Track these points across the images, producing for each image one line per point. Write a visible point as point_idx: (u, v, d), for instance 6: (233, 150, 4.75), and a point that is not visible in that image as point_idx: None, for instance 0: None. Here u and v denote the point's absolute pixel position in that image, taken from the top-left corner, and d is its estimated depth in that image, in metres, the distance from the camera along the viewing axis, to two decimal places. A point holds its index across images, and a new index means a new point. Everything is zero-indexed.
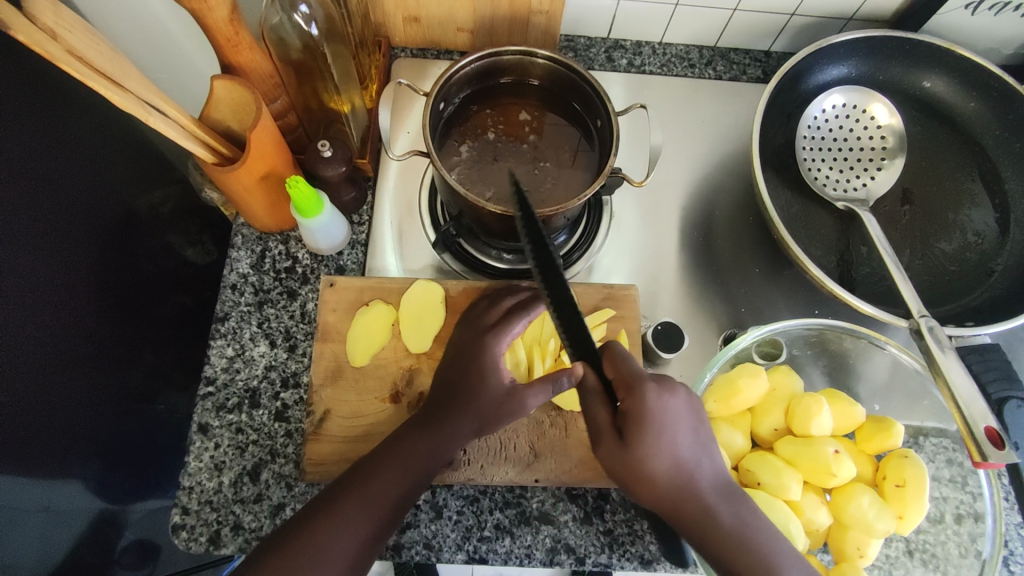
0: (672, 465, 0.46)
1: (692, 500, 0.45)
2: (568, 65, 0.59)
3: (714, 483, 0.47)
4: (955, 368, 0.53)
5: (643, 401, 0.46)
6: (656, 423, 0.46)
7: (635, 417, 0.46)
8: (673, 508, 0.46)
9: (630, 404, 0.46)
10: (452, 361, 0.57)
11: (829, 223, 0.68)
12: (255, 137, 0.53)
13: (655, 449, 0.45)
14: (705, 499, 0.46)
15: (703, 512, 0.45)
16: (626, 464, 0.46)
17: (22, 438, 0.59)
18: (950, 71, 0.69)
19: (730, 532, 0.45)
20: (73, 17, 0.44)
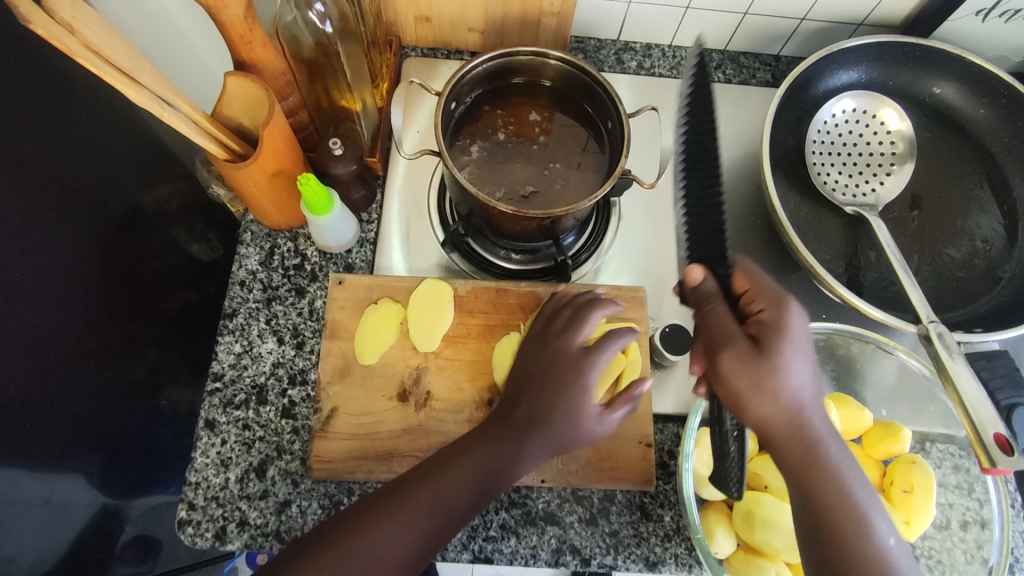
0: (799, 387, 0.45)
1: (806, 424, 0.45)
2: (580, 65, 0.59)
3: (823, 414, 0.47)
4: (964, 374, 0.53)
5: (782, 321, 0.46)
6: (795, 345, 0.46)
7: (774, 329, 0.46)
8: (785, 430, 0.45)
9: (772, 317, 0.46)
10: (524, 381, 0.54)
11: (837, 228, 0.68)
12: (268, 134, 0.53)
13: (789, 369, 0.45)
14: (817, 429, 0.45)
15: (813, 441, 0.45)
16: (758, 373, 0.44)
17: (26, 431, 0.60)
18: (960, 77, 0.69)
19: (832, 465, 0.45)
20: (89, 11, 0.44)
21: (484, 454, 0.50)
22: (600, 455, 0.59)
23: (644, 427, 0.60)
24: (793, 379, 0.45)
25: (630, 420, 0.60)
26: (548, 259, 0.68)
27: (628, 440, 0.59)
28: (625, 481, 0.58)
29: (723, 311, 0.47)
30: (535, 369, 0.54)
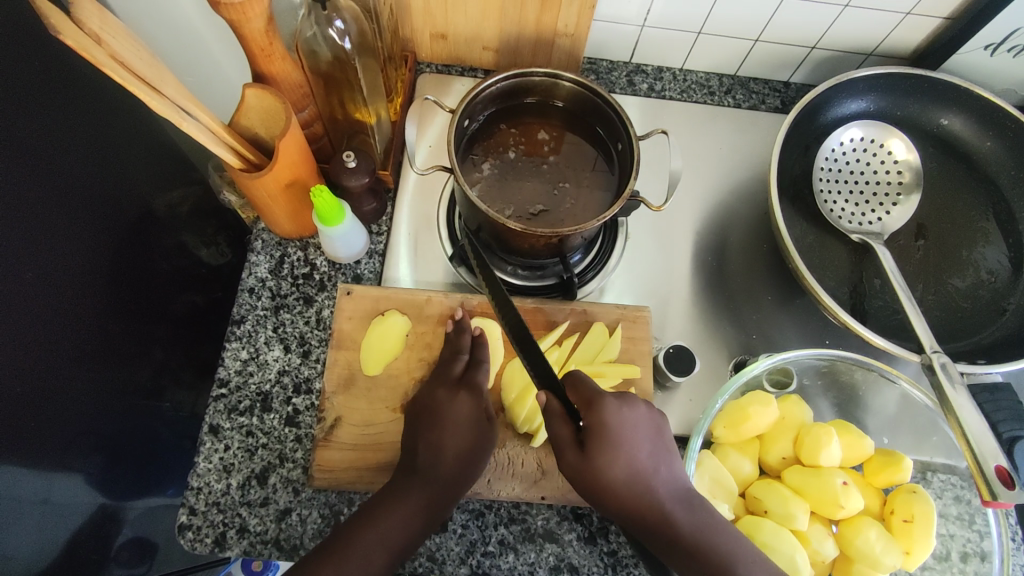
0: (624, 468, 0.50)
1: (646, 500, 0.50)
2: (593, 88, 0.60)
3: (672, 491, 0.51)
4: (967, 406, 0.54)
5: (603, 407, 0.52)
6: (618, 431, 0.51)
7: (599, 430, 0.51)
8: (632, 512, 0.50)
9: (594, 419, 0.52)
10: (417, 429, 0.57)
11: (843, 255, 0.68)
12: (284, 147, 0.54)
13: (616, 454, 0.50)
14: (664, 508, 0.50)
15: (661, 520, 0.49)
16: (586, 470, 0.50)
17: (29, 428, 0.60)
18: (968, 110, 0.69)
19: (693, 537, 0.48)
20: (116, 22, 0.45)
21: (406, 493, 0.54)
22: None
23: None
24: (616, 467, 0.50)
25: None
26: (554, 276, 0.68)
27: None
28: None
29: (561, 420, 0.52)
30: (412, 411, 0.59)
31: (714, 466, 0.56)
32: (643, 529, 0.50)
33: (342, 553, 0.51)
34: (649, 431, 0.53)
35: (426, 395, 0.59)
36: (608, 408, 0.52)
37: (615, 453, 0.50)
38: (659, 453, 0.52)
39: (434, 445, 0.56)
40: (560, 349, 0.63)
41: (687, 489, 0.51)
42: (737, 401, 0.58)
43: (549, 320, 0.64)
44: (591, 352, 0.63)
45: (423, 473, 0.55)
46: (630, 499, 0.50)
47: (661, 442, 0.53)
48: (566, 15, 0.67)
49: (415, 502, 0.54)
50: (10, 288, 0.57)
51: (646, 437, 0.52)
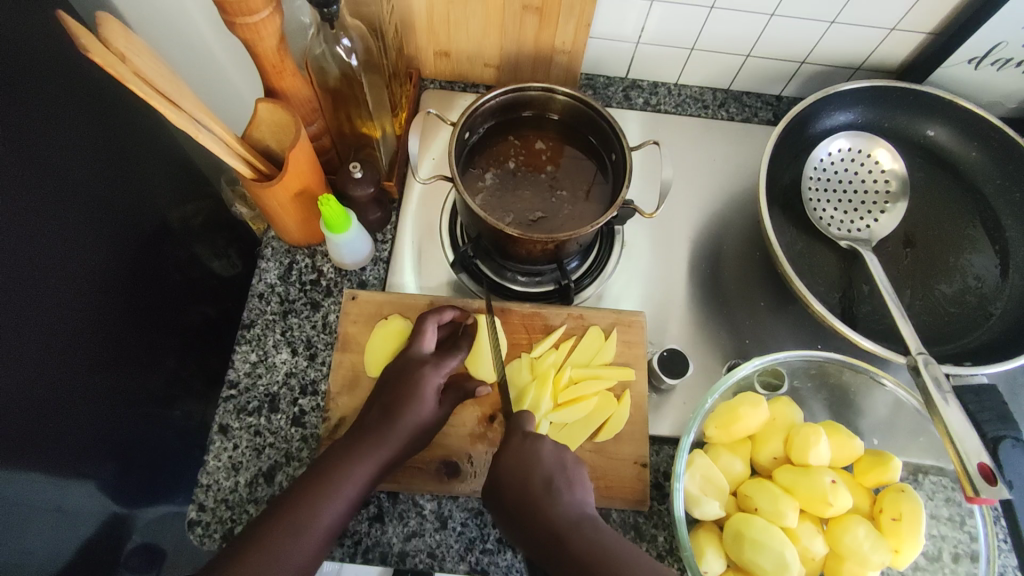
0: (523, 485, 0.51)
1: (541, 517, 0.49)
2: (587, 101, 0.63)
3: (569, 514, 0.50)
4: (950, 405, 0.55)
5: (510, 439, 0.55)
6: (521, 457, 0.53)
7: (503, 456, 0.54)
8: (530, 532, 0.50)
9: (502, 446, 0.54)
10: (378, 393, 0.59)
11: (833, 261, 0.70)
12: (293, 158, 0.57)
13: (513, 473, 0.52)
14: (557, 527, 0.49)
15: (550, 537, 0.49)
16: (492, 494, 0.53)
17: (46, 433, 0.62)
18: (953, 121, 0.72)
19: (584, 552, 0.47)
20: (140, 43, 0.48)
21: (363, 458, 0.54)
22: (596, 473, 0.60)
23: (640, 447, 0.61)
24: (510, 483, 0.52)
25: (626, 439, 0.62)
26: (552, 282, 0.71)
27: (624, 459, 0.61)
28: (620, 499, 0.60)
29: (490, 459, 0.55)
30: (392, 383, 0.58)
31: (706, 464, 0.58)
32: (539, 543, 0.49)
33: (293, 511, 0.50)
34: (549, 463, 0.53)
35: (407, 367, 0.59)
36: (514, 439, 0.55)
37: (515, 473, 0.52)
38: (557, 480, 0.52)
39: (405, 425, 0.56)
40: (558, 352, 0.64)
41: (587, 514, 0.50)
42: (727, 403, 0.60)
43: (546, 324, 0.66)
44: (590, 355, 0.65)
45: (386, 444, 0.55)
46: (527, 520, 0.50)
47: (561, 472, 0.52)
48: (563, 32, 0.70)
49: (369, 471, 0.54)
50: (30, 297, 0.60)
51: (543, 467, 0.52)
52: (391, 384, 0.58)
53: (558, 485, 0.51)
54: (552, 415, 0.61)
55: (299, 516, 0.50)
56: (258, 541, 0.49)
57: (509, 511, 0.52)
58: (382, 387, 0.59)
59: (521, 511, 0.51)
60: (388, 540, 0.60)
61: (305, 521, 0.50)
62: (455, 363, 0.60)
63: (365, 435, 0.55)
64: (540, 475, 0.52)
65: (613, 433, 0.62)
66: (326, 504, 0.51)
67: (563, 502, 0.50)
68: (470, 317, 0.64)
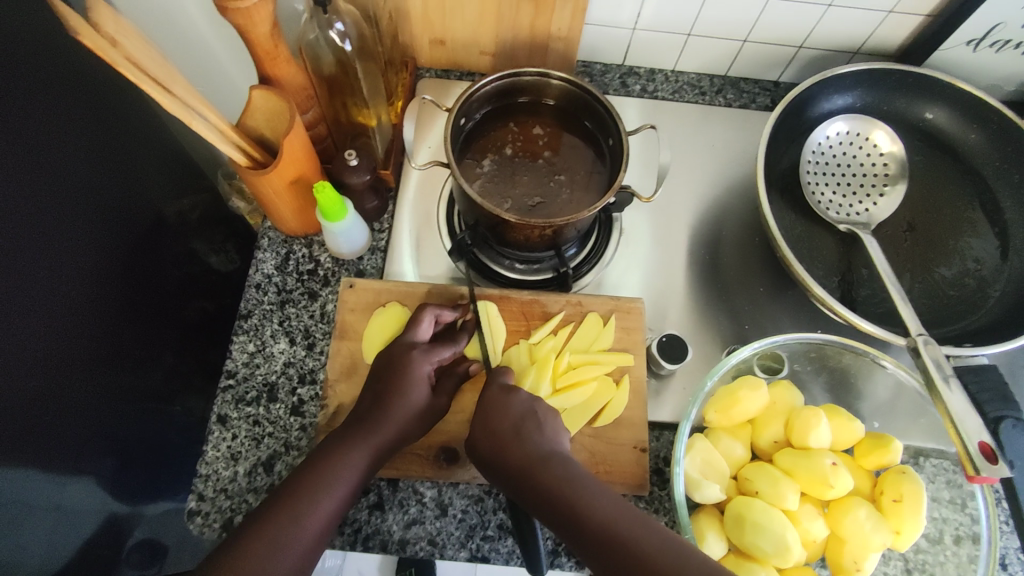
0: (495, 427, 0.52)
1: (509, 454, 0.50)
2: (583, 86, 0.63)
3: (540, 452, 0.50)
4: (951, 386, 0.55)
5: (486, 389, 0.56)
6: (493, 404, 0.54)
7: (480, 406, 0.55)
8: (506, 473, 0.50)
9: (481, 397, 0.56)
10: (374, 381, 0.58)
11: (831, 245, 0.70)
12: (287, 144, 0.57)
13: (486, 416, 0.53)
14: (528, 464, 0.49)
15: (523, 473, 0.49)
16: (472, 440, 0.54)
17: (45, 429, 0.62)
18: (951, 103, 0.71)
19: (554, 486, 0.47)
20: (131, 28, 0.48)
21: (359, 448, 0.54)
22: (595, 459, 0.60)
23: (639, 433, 0.61)
24: (484, 427, 0.53)
25: (625, 426, 0.61)
26: (550, 270, 0.70)
27: (622, 445, 0.61)
28: (621, 485, 0.59)
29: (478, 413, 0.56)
30: (385, 372, 0.58)
31: (706, 448, 0.58)
32: (515, 483, 0.49)
33: (294, 499, 0.50)
34: (522, 409, 0.54)
35: (399, 355, 0.58)
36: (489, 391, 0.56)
37: (488, 416, 0.53)
38: (527, 423, 0.52)
39: (399, 412, 0.56)
40: (556, 338, 0.64)
41: (556, 451, 0.50)
42: (728, 386, 0.59)
43: (545, 312, 0.66)
44: (588, 340, 0.65)
45: (379, 432, 0.55)
46: (501, 461, 0.51)
47: (533, 416, 0.53)
48: (559, 18, 0.70)
49: (364, 459, 0.54)
50: (25, 291, 0.60)
51: (515, 413, 0.53)
52: (384, 372, 0.58)
53: (529, 428, 0.52)
54: (552, 400, 0.61)
55: (301, 502, 0.50)
56: (254, 527, 0.48)
57: (483, 455, 0.53)
58: (376, 376, 0.58)
59: (495, 455, 0.51)
60: (389, 528, 0.60)
61: (304, 507, 0.49)
62: (450, 353, 0.60)
63: (359, 425, 0.55)
64: (511, 419, 0.53)
65: (613, 417, 0.61)
66: (325, 491, 0.51)
67: (534, 442, 0.51)
68: (467, 312, 0.64)
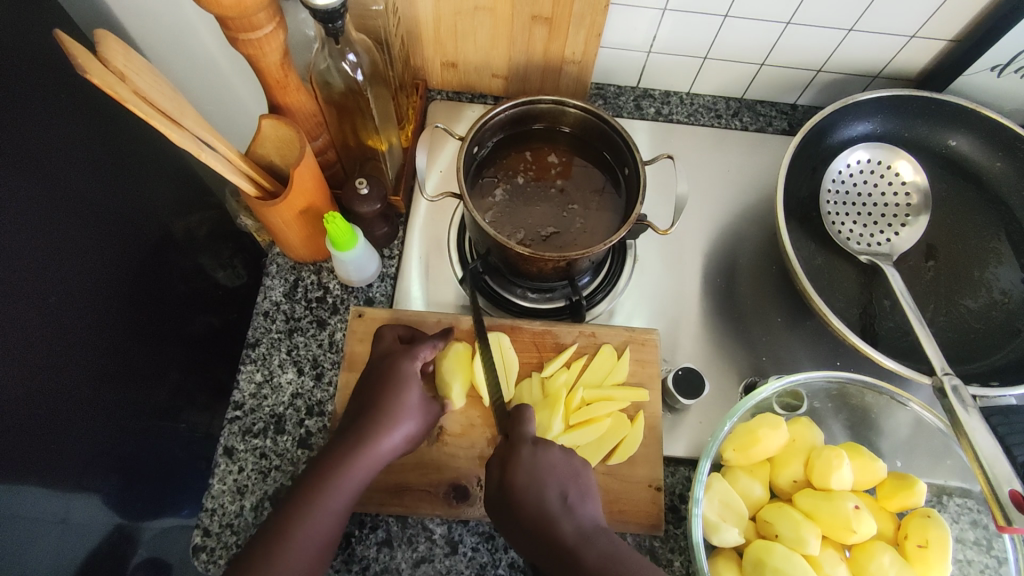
0: (538, 493, 0.49)
1: (553, 532, 0.48)
2: (599, 115, 0.62)
3: (579, 529, 0.48)
4: (979, 428, 0.53)
5: (517, 446, 0.52)
6: (535, 466, 0.50)
7: (515, 463, 0.50)
8: (540, 548, 0.48)
9: (523, 450, 0.51)
10: (362, 389, 0.57)
11: (852, 276, 0.68)
12: (298, 176, 0.56)
13: (526, 481, 0.50)
14: (572, 542, 0.47)
15: (567, 553, 0.47)
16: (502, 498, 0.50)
17: (50, 449, 0.60)
18: (975, 131, 0.69)
19: (603, 567, 0.45)
20: (139, 61, 0.47)
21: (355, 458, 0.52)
22: (609, 497, 0.59)
23: (654, 470, 0.60)
24: (524, 487, 0.49)
25: (640, 462, 0.60)
26: (563, 298, 0.69)
27: (637, 484, 0.59)
28: (634, 524, 0.58)
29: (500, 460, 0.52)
30: (370, 380, 0.57)
31: (724, 489, 0.56)
32: (549, 559, 0.47)
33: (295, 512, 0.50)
34: (562, 472, 0.52)
35: (384, 363, 0.57)
36: (523, 447, 0.51)
37: (525, 480, 0.50)
38: (569, 492, 0.51)
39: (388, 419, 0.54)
40: (569, 371, 0.63)
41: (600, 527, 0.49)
42: (746, 424, 0.58)
43: (558, 342, 0.64)
44: (602, 375, 0.63)
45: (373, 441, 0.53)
46: (536, 535, 0.48)
47: (572, 483, 0.51)
48: (573, 43, 0.69)
49: (360, 477, 0.52)
50: (27, 309, 0.58)
51: (556, 476, 0.51)
52: (371, 370, 0.57)
53: (571, 498, 0.50)
54: (564, 437, 0.59)
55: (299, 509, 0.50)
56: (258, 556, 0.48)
57: (510, 513, 0.50)
58: (364, 382, 0.57)
59: (531, 527, 0.48)
60: (397, 566, 0.58)
61: (300, 518, 0.49)
62: (429, 349, 0.59)
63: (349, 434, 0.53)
64: (553, 486, 0.50)
65: (627, 455, 0.60)
66: (323, 501, 0.50)
67: (573, 517, 0.49)
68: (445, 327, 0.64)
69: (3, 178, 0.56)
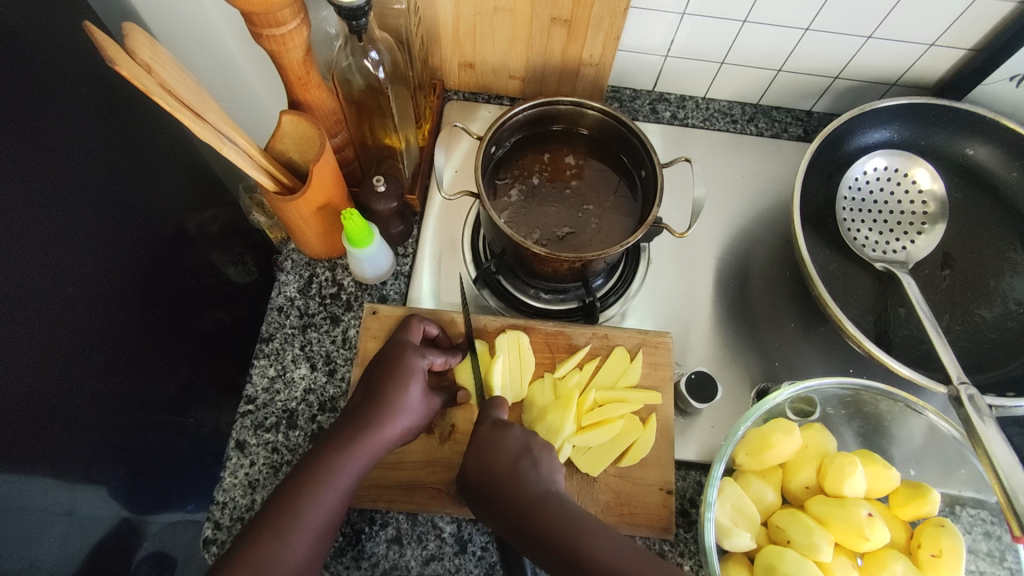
0: (492, 464, 0.51)
1: (509, 498, 0.49)
2: (617, 117, 0.62)
3: (537, 493, 0.49)
4: (995, 438, 0.53)
5: (476, 428, 0.55)
6: (486, 442, 0.53)
7: (475, 442, 0.53)
8: (499, 514, 0.49)
9: (482, 430, 0.54)
10: (367, 377, 0.57)
11: (867, 282, 0.68)
12: (317, 171, 0.56)
13: (477, 461, 0.52)
14: (526, 507, 0.48)
15: (522, 515, 0.48)
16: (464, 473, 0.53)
17: (59, 439, 0.60)
18: (993, 140, 0.69)
19: (553, 531, 0.46)
20: (165, 54, 0.47)
21: (357, 446, 0.53)
22: (619, 500, 0.58)
23: (665, 473, 0.60)
24: (475, 462, 0.52)
25: (651, 465, 0.60)
26: (576, 300, 0.69)
27: (648, 486, 0.59)
28: (645, 527, 0.58)
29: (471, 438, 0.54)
30: (375, 372, 0.57)
31: (736, 493, 0.56)
32: (508, 524, 0.49)
33: (296, 494, 0.50)
34: (514, 450, 0.52)
35: (390, 353, 0.58)
36: (479, 427, 0.54)
37: (477, 463, 0.52)
38: (523, 461, 0.51)
39: (395, 414, 0.54)
40: (581, 373, 0.63)
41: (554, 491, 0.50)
42: (760, 429, 0.58)
43: (570, 343, 0.64)
44: (615, 377, 0.63)
45: (379, 436, 0.53)
46: (496, 503, 0.50)
47: (528, 455, 0.52)
48: (590, 45, 0.69)
49: (361, 462, 0.53)
50: (39, 300, 0.58)
51: (511, 451, 0.52)
52: (379, 360, 0.58)
53: (524, 466, 0.51)
54: (575, 438, 0.59)
55: (301, 492, 0.50)
56: (262, 539, 0.48)
57: (477, 495, 0.52)
58: (368, 374, 0.58)
59: (489, 496, 0.50)
60: (407, 563, 0.58)
61: (302, 503, 0.50)
62: (443, 360, 0.60)
63: (351, 426, 0.54)
64: (505, 464, 0.51)
65: (638, 458, 0.60)
66: (326, 485, 0.51)
67: (529, 482, 0.50)
68: (453, 327, 0.64)
69: (20, 169, 0.56)
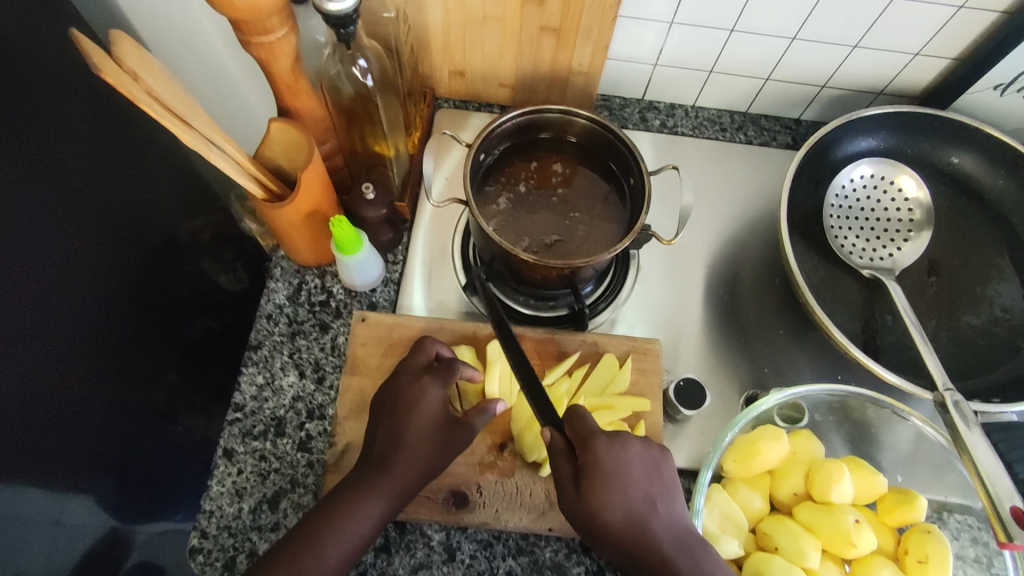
0: (631, 498, 0.48)
1: (647, 538, 0.48)
2: (605, 125, 0.62)
3: (671, 532, 0.48)
4: (981, 444, 0.53)
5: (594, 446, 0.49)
6: (613, 466, 0.49)
7: (613, 469, 0.49)
8: (636, 554, 0.48)
9: (605, 449, 0.49)
10: (381, 412, 0.56)
11: (855, 289, 0.69)
12: (306, 178, 0.56)
13: (619, 492, 0.48)
14: (664, 547, 0.47)
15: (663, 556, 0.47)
16: (580, 500, 0.49)
17: (42, 447, 0.59)
18: (977, 148, 0.70)
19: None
20: (154, 63, 0.47)
21: (377, 489, 0.53)
22: None
23: None
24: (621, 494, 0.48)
25: None
26: (566, 307, 0.69)
27: None
28: None
29: (580, 462, 0.49)
30: (389, 407, 0.56)
31: (724, 500, 0.56)
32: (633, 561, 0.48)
33: (313, 538, 0.50)
34: (640, 472, 0.50)
35: (404, 387, 0.56)
36: (599, 445, 0.49)
37: (614, 497, 0.48)
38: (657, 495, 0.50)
39: (414, 455, 0.54)
40: (570, 380, 0.63)
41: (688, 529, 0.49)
42: (748, 435, 0.58)
43: (560, 350, 0.65)
44: (603, 385, 0.63)
45: (394, 476, 0.53)
46: (634, 543, 0.48)
47: (658, 483, 0.51)
48: (580, 54, 0.69)
49: (383, 504, 0.52)
50: (25, 307, 0.57)
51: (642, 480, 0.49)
52: (391, 393, 0.56)
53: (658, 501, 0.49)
54: None
55: (317, 537, 0.50)
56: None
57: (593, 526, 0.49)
58: (381, 408, 0.57)
59: (619, 530, 0.48)
60: (395, 571, 0.58)
61: (322, 547, 0.49)
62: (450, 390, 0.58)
63: (373, 468, 0.53)
64: (639, 490, 0.49)
65: None
66: (352, 527, 0.51)
67: (664, 520, 0.49)
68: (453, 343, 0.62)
69: (8, 175, 0.56)
